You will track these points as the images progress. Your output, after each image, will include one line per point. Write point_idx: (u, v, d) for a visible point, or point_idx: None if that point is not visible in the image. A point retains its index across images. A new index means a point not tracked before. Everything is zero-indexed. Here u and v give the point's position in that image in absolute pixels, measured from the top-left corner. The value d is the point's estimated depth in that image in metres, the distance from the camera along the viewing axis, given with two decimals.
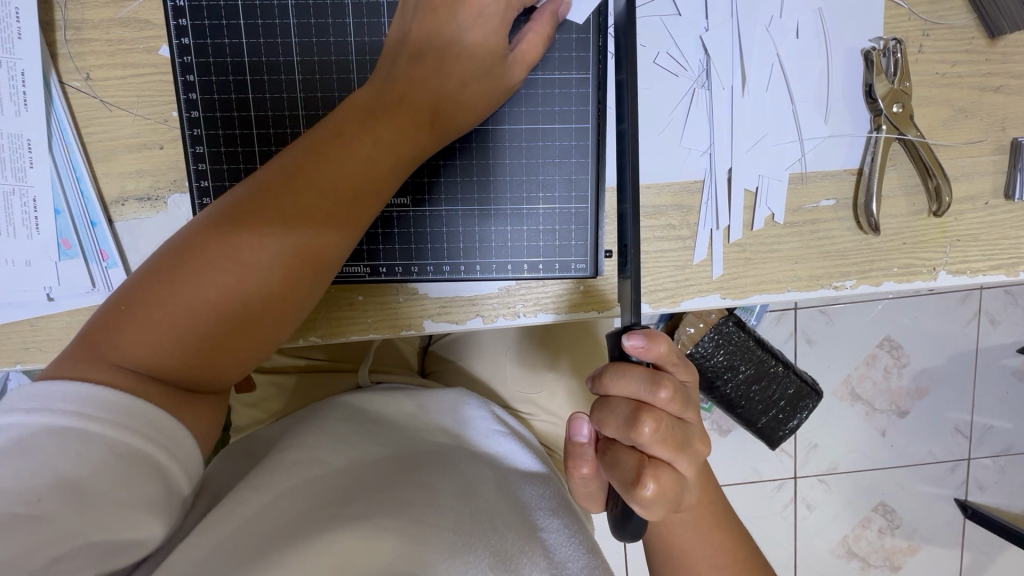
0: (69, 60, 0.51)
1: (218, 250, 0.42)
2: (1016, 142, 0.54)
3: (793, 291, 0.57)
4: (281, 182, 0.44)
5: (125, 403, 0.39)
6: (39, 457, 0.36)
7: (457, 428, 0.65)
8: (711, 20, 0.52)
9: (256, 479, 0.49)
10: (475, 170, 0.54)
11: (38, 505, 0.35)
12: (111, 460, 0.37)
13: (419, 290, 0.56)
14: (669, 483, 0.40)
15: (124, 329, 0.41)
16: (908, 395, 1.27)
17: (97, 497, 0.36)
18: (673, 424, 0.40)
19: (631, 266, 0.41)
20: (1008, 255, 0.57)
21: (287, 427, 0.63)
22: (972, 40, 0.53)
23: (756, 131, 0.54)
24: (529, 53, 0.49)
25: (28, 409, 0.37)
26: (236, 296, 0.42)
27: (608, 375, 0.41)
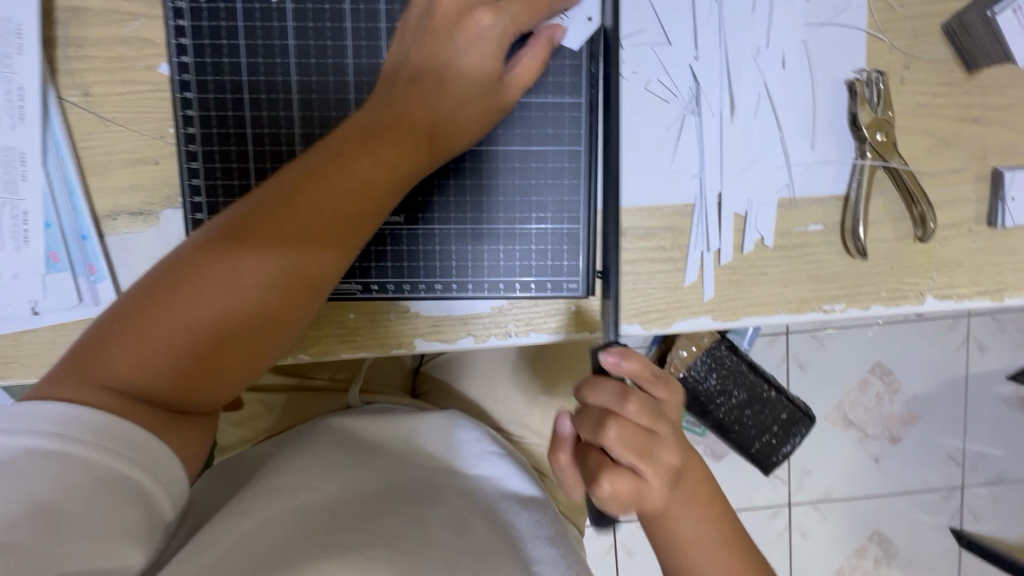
0: (67, 75, 0.51)
1: (215, 271, 0.42)
2: (997, 171, 0.56)
3: (783, 314, 0.57)
4: (280, 201, 0.44)
5: (109, 425, 0.38)
6: (18, 481, 0.35)
7: (450, 455, 0.64)
8: (700, 50, 0.53)
9: (243, 506, 0.48)
10: (469, 190, 0.54)
11: (14, 532, 0.33)
12: (92, 485, 0.36)
13: (411, 309, 0.56)
14: (628, 485, 0.40)
15: (114, 350, 0.41)
16: (899, 420, 1.27)
17: (75, 524, 0.35)
18: (640, 432, 0.41)
19: (622, 287, 0.41)
20: (993, 281, 0.58)
21: (275, 450, 0.62)
22: (951, 74, 0.54)
23: (745, 156, 0.55)
24: (525, 76, 0.50)
25: (9, 431, 0.36)
26: (231, 316, 0.42)
27: (583, 386, 0.42)
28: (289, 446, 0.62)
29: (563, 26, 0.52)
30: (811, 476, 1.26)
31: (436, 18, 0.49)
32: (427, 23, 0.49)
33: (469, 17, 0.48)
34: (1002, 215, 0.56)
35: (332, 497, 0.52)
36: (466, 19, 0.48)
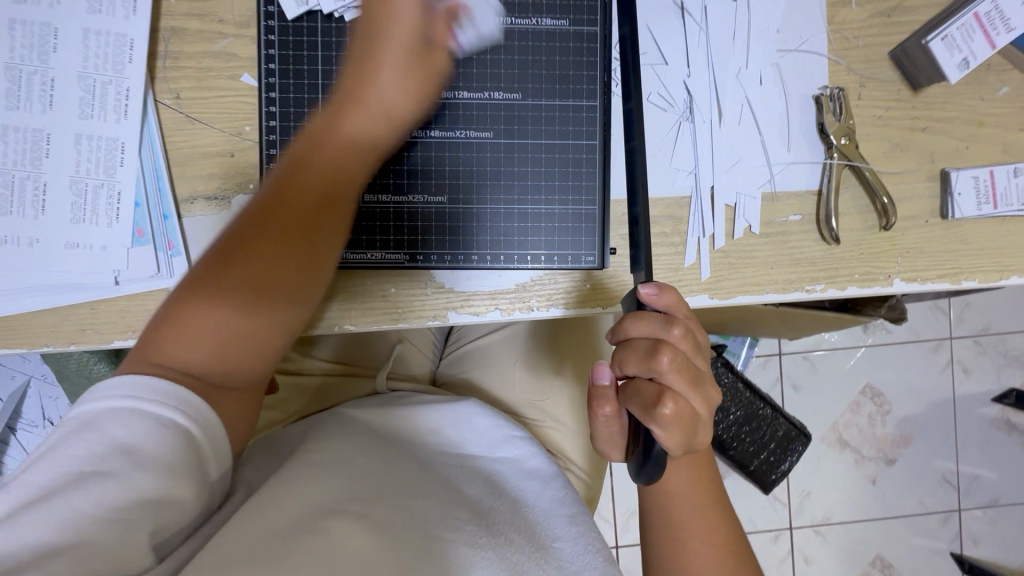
0: (164, 82, 0.61)
1: (241, 251, 0.53)
2: (945, 171, 0.66)
3: (771, 293, 0.66)
4: (278, 188, 0.54)
5: (164, 388, 0.47)
6: (101, 430, 0.44)
7: (466, 444, 0.74)
8: (692, 69, 0.64)
9: (295, 475, 0.58)
10: (503, 175, 0.63)
11: (102, 464, 0.43)
12: (155, 431, 0.45)
13: (446, 284, 0.63)
14: (685, 413, 0.40)
15: (167, 337, 0.50)
16: (893, 441, 1.52)
17: (144, 459, 0.44)
18: (688, 360, 0.41)
19: (643, 261, 0.52)
20: (950, 267, 0.67)
21: (313, 433, 0.71)
22: (899, 91, 0.65)
23: (732, 156, 0.65)
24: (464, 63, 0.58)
25: (93, 398, 0.46)
26: (263, 271, 0.53)
27: (627, 319, 0.43)
28: (327, 427, 0.72)
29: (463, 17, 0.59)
30: (804, 494, 1.51)
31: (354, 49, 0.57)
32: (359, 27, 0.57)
33: (381, 10, 0.55)
34: (952, 207, 0.65)
35: (363, 473, 0.61)
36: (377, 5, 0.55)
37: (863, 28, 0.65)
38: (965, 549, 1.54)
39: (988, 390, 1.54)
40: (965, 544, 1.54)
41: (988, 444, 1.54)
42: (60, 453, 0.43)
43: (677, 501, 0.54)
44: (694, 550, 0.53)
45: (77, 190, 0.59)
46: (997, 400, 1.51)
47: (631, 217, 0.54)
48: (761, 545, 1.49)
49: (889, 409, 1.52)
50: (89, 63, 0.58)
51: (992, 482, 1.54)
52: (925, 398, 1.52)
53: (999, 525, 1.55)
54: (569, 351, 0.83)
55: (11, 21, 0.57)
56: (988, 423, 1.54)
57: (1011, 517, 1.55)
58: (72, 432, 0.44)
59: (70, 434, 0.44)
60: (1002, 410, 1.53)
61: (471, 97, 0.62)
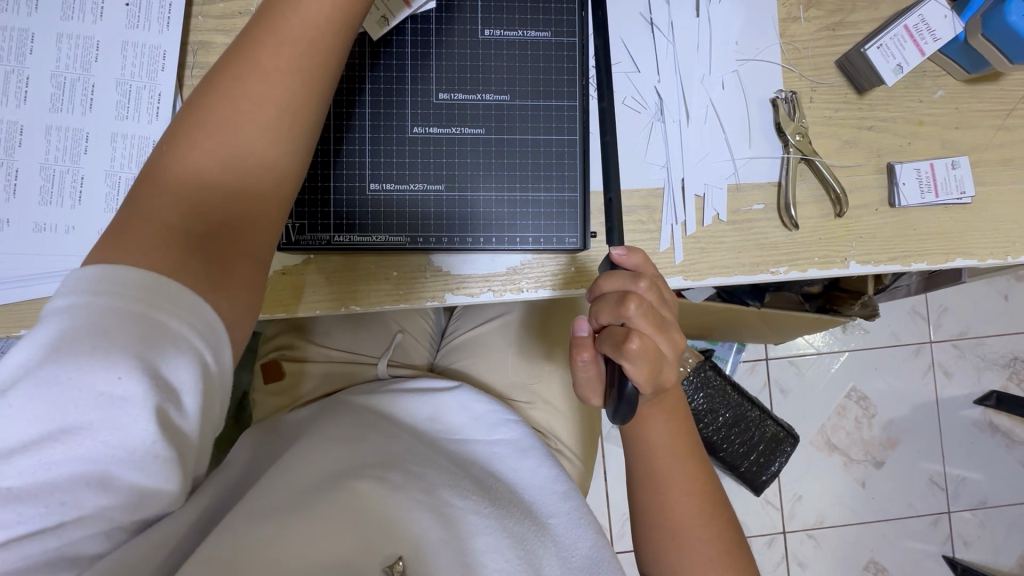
0: (192, 89, 0.68)
1: (212, 126, 0.49)
2: (890, 165, 0.73)
3: (739, 274, 0.72)
4: (242, 57, 0.50)
5: (170, 301, 0.43)
6: (120, 342, 0.40)
7: (467, 430, 0.80)
8: (661, 76, 0.72)
9: (315, 449, 0.66)
10: (494, 166, 0.69)
11: (118, 383, 0.40)
12: (177, 356, 0.42)
13: (444, 268, 0.70)
14: (650, 352, 0.47)
15: (134, 223, 0.46)
16: (880, 444, 1.57)
17: (164, 384, 0.41)
18: (654, 308, 0.48)
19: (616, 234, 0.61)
20: (901, 251, 0.74)
21: (322, 415, 0.78)
22: (846, 95, 0.74)
23: (700, 152, 0.72)
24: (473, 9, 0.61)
25: (102, 297, 0.41)
26: (239, 151, 0.49)
27: (601, 276, 0.49)
28: (335, 411, 0.78)
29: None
30: (796, 498, 1.54)
31: None
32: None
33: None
34: (898, 196, 0.73)
35: (378, 444, 0.70)
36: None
37: (812, 41, 0.74)
38: (957, 551, 1.57)
39: (969, 393, 1.59)
40: (957, 545, 1.57)
41: (973, 445, 1.58)
42: (76, 357, 0.39)
43: (658, 455, 0.61)
44: (675, 499, 0.60)
45: (111, 183, 0.65)
46: (978, 401, 1.56)
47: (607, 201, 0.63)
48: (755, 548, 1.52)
49: (875, 411, 1.57)
50: (126, 71, 0.66)
51: (978, 483, 1.58)
52: (909, 401, 1.58)
53: (988, 526, 1.58)
54: (559, 337, 0.89)
55: (59, 34, 0.65)
56: (971, 424, 1.59)
57: (1000, 518, 1.58)
58: (83, 334, 0.40)
59: (81, 337, 0.40)
60: (984, 412, 1.58)
61: (466, 97, 0.69)
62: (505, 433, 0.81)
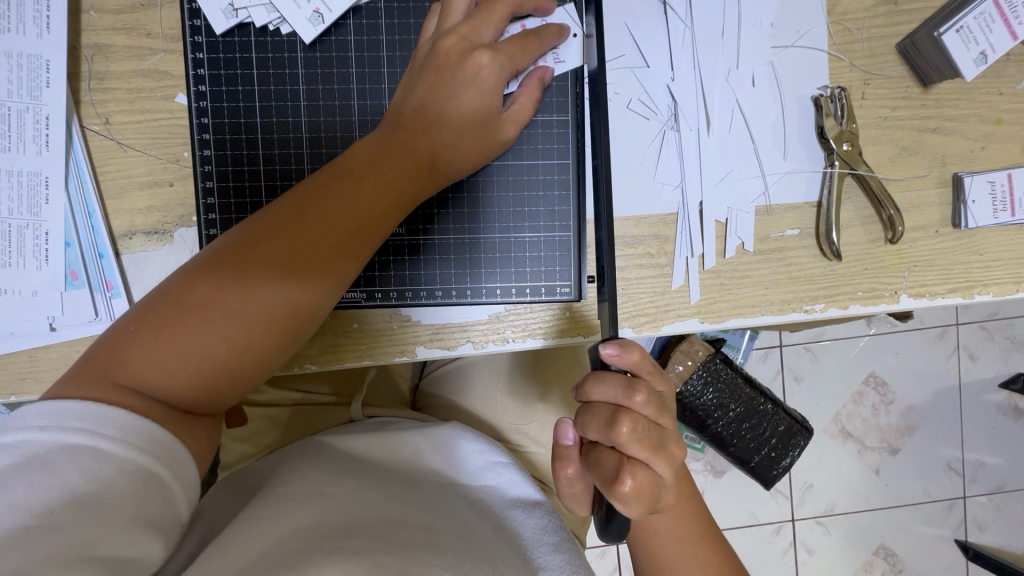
0: (91, 106, 0.55)
1: (233, 276, 0.46)
2: (957, 176, 0.60)
3: (766, 315, 0.60)
4: (290, 214, 0.48)
5: (132, 422, 0.41)
6: (51, 473, 0.38)
7: (453, 472, 0.65)
8: (676, 71, 0.59)
9: (263, 513, 0.51)
10: (467, 202, 0.58)
11: (49, 517, 0.37)
12: (119, 476, 0.39)
13: (413, 318, 0.58)
14: (648, 481, 0.43)
15: (132, 351, 0.44)
16: (897, 432, 1.22)
17: (106, 510, 0.38)
18: (651, 426, 0.44)
19: (608, 289, 0.46)
20: (963, 279, 0.61)
21: (280, 460, 0.64)
22: (907, 88, 0.59)
23: (722, 168, 0.59)
24: (521, 113, 0.54)
25: (41, 426, 0.39)
26: (253, 280, 0.46)
27: (588, 383, 0.44)
28: (298, 456, 0.64)
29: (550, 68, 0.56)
30: (807, 488, 1.22)
31: (440, 56, 0.52)
32: (431, 59, 0.53)
33: (469, 58, 0.52)
34: (965, 216, 0.59)
35: (347, 498, 0.56)
36: (466, 59, 0.52)
37: (867, 19, 0.59)
38: (970, 536, 1.25)
39: (994, 374, 1.24)
40: (970, 532, 1.25)
41: (994, 432, 1.24)
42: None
43: (663, 542, 0.52)
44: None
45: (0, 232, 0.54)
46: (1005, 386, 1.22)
47: (601, 269, 0.47)
48: (759, 540, 1.21)
49: (893, 398, 1.22)
50: (2, 88, 0.53)
51: (997, 471, 1.25)
52: (928, 385, 1.23)
53: (1007, 512, 1.25)
54: (553, 372, 0.77)
55: None
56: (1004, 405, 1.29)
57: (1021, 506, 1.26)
58: (17, 469, 0.38)
59: (11, 475, 0.37)
60: (1010, 394, 1.24)
61: None
62: (507, 469, 0.67)
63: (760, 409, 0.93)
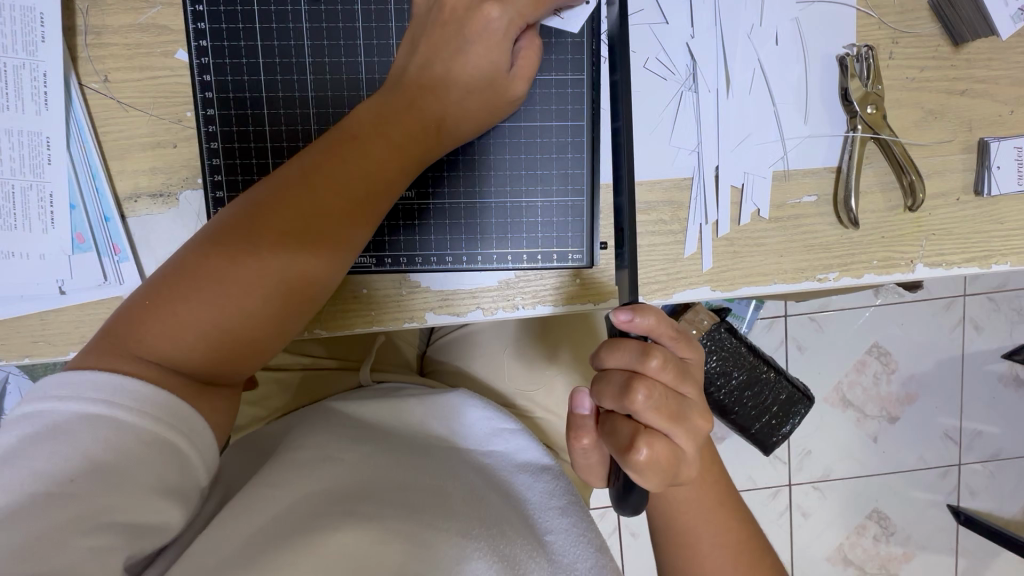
0: (88, 62, 0.53)
1: (242, 244, 0.45)
2: (983, 142, 0.58)
3: (779, 283, 0.59)
4: (297, 182, 0.47)
5: (150, 393, 0.42)
6: (71, 442, 0.39)
7: (459, 436, 0.66)
8: (696, 27, 0.56)
9: (279, 479, 0.51)
10: (477, 165, 0.57)
11: (70, 485, 0.38)
12: (136, 446, 0.40)
13: (421, 284, 0.58)
14: (666, 451, 0.43)
15: (146, 325, 0.44)
16: (897, 399, 1.23)
17: (124, 479, 0.39)
18: (668, 393, 0.44)
19: (627, 256, 0.45)
20: (980, 249, 0.60)
21: (293, 424, 0.65)
22: (938, 48, 0.57)
23: (741, 131, 0.58)
24: (526, 68, 0.52)
25: (61, 397, 0.40)
26: (260, 248, 0.45)
27: (604, 349, 0.46)
28: (308, 421, 0.64)
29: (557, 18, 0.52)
30: (805, 453, 1.24)
31: (445, 10, 0.50)
32: (438, 15, 0.51)
33: (478, 12, 0.49)
34: (988, 184, 0.58)
35: (356, 462, 0.56)
36: (474, 13, 0.49)
37: None
38: (962, 500, 1.27)
39: (997, 345, 1.24)
40: (963, 497, 1.27)
41: (993, 400, 1.25)
42: (19, 465, 0.37)
43: (684, 508, 0.53)
44: (703, 549, 0.52)
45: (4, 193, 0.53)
46: (1008, 356, 1.20)
47: (618, 231, 0.46)
48: (758, 503, 1.24)
49: (896, 366, 1.23)
50: None
51: (994, 439, 1.26)
52: (931, 355, 1.23)
53: (1000, 478, 1.28)
54: (560, 343, 0.77)
55: None
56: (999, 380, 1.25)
57: (1014, 472, 1.28)
58: (37, 438, 0.38)
59: (32, 444, 0.38)
60: (1013, 364, 1.24)
61: None
62: (513, 435, 0.68)
63: (763, 377, 0.94)
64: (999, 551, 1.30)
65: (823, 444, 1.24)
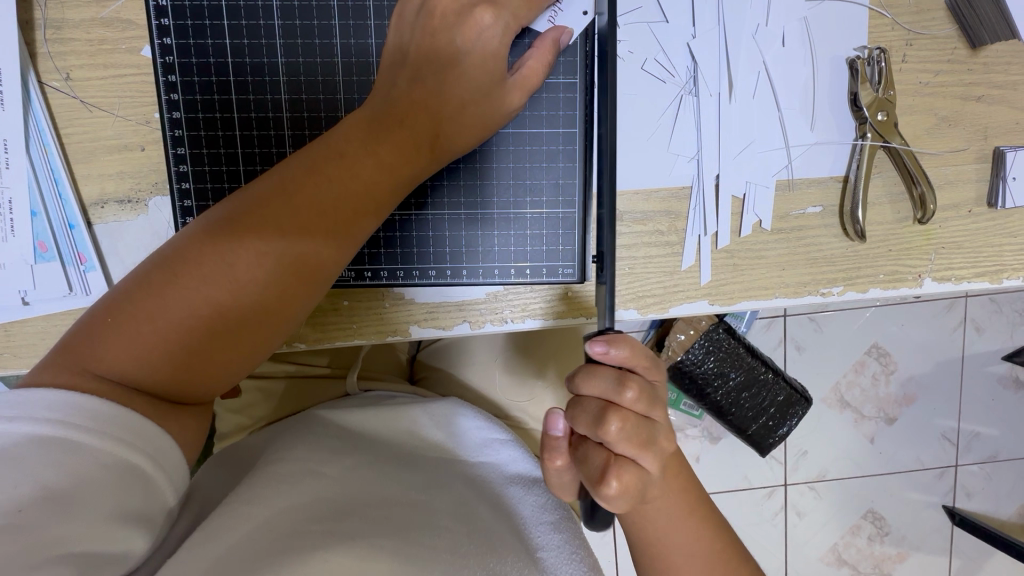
0: (48, 59, 0.50)
1: (214, 258, 0.42)
2: (998, 151, 0.55)
3: (780, 297, 0.56)
4: (279, 197, 0.44)
5: (110, 412, 0.39)
6: (22, 468, 0.35)
7: (450, 446, 0.63)
8: (698, 27, 0.53)
9: (255, 494, 0.49)
10: (463, 174, 0.54)
11: (19, 515, 0.34)
12: (97, 469, 0.37)
13: (407, 295, 0.55)
14: (636, 481, 0.42)
15: (109, 340, 0.41)
16: (895, 403, 1.21)
17: (82, 505, 0.36)
18: (640, 422, 0.42)
19: (609, 274, 0.42)
20: (992, 262, 0.57)
21: (273, 436, 0.63)
22: (955, 50, 0.54)
23: (743, 137, 0.54)
24: (531, 78, 0.48)
25: (9, 418, 0.36)
26: (234, 265, 0.42)
27: (580, 375, 0.43)
28: (289, 432, 0.61)
29: (569, 29, 0.51)
30: (802, 456, 1.22)
31: (435, 17, 0.47)
32: (426, 20, 0.48)
33: (470, 19, 0.47)
34: (1001, 195, 0.55)
35: (339, 476, 0.54)
36: (467, 18, 0.47)
37: None
38: (958, 503, 1.26)
39: (999, 348, 1.22)
40: (959, 501, 1.26)
41: (993, 404, 1.23)
42: None
43: (667, 526, 0.50)
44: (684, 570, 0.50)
45: None
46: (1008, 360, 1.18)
47: (602, 254, 0.44)
48: (752, 506, 1.22)
49: (896, 369, 1.20)
50: None
51: (993, 443, 1.25)
52: (931, 358, 1.21)
53: (997, 481, 1.26)
54: (551, 353, 0.75)
55: None
56: (1001, 384, 1.23)
57: (1012, 476, 1.26)
58: None
59: None
60: (1013, 367, 1.22)
61: None
62: (504, 446, 0.65)
63: (761, 380, 0.91)
64: (994, 554, 1.28)
65: (821, 448, 1.22)
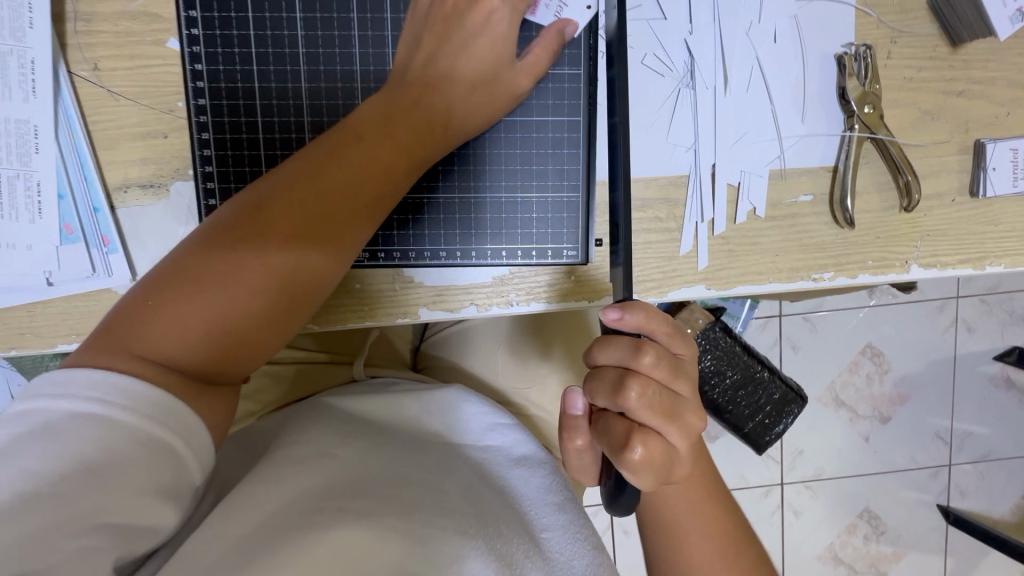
0: (78, 50, 0.53)
1: (245, 241, 0.44)
2: (979, 143, 0.58)
3: (774, 282, 0.59)
4: (303, 182, 0.46)
5: (144, 391, 0.40)
6: (63, 442, 0.38)
7: (455, 431, 0.65)
8: (694, 24, 0.56)
9: (274, 474, 0.51)
10: (472, 159, 0.56)
11: (60, 484, 0.37)
12: (130, 445, 0.39)
13: (415, 279, 0.58)
14: (661, 450, 0.43)
15: (144, 322, 0.43)
16: (888, 399, 1.24)
17: (116, 479, 0.38)
18: (662, 390, 0.44)
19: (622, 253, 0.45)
20: (975, 250, 0.60)
21: (285, 420, 0.64)
22: (936, 48, 0.57)
23: (738, 129, 0.57)
24: (536, 64, 0.52)
25: (55, 395, 0.39)
26: (263, 245, 0.44)
27: (596, 347, 0.46)
28: (302, 417, 0.63)
29: (573, 22, 0.54)
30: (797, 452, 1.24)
31: (446, 6, 0.51)
32: (438, 9, 0.51)
33: (479, 4, 0.50)
34: (983, 185, 0.58)
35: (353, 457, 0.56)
36: (475, 6, 0.50)
37: None
38: (952, 500, 1.28)
39: (988, 345, 1.25)
40: (952, 497, 1.28)
41: (984, 401, 1.26)
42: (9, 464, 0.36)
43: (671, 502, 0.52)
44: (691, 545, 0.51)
45: None
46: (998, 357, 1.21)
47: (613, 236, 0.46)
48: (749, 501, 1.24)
49: (889, 367, 1.23)
50: None
51: (984, 439, 1.27)
52: (923, 355, 1.23)
53: (989, 478, 1.28)
54: (552, 341, 0.77)
55: None
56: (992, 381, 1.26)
57: (1003, 472, 1.29)
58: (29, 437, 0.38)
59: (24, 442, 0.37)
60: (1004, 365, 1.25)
61: None
62: (508, 430, 0.67)
63: (757, 378, 0.93)
64: (988, 551, 1.30)
65: (816, 443, 1.24)
